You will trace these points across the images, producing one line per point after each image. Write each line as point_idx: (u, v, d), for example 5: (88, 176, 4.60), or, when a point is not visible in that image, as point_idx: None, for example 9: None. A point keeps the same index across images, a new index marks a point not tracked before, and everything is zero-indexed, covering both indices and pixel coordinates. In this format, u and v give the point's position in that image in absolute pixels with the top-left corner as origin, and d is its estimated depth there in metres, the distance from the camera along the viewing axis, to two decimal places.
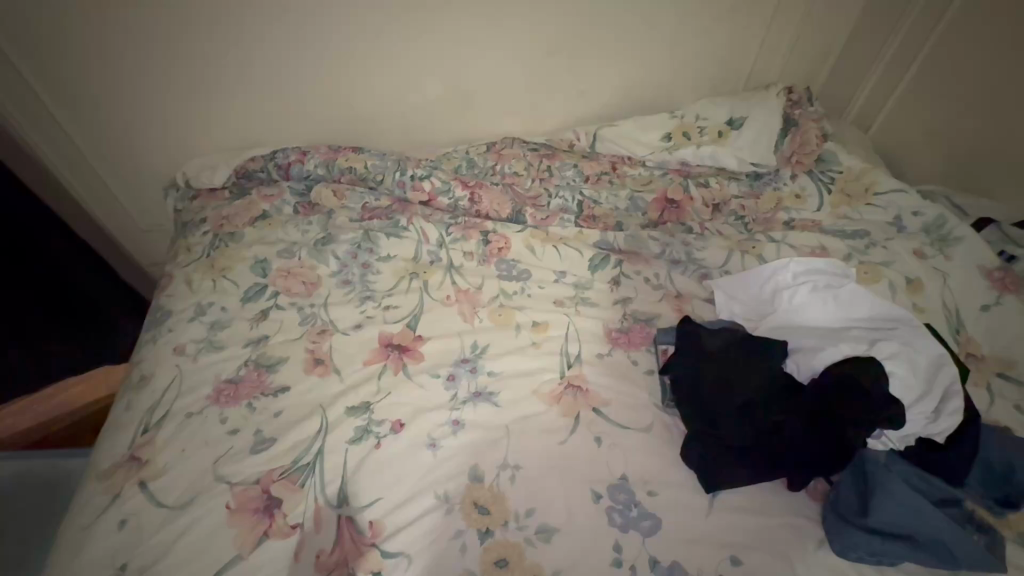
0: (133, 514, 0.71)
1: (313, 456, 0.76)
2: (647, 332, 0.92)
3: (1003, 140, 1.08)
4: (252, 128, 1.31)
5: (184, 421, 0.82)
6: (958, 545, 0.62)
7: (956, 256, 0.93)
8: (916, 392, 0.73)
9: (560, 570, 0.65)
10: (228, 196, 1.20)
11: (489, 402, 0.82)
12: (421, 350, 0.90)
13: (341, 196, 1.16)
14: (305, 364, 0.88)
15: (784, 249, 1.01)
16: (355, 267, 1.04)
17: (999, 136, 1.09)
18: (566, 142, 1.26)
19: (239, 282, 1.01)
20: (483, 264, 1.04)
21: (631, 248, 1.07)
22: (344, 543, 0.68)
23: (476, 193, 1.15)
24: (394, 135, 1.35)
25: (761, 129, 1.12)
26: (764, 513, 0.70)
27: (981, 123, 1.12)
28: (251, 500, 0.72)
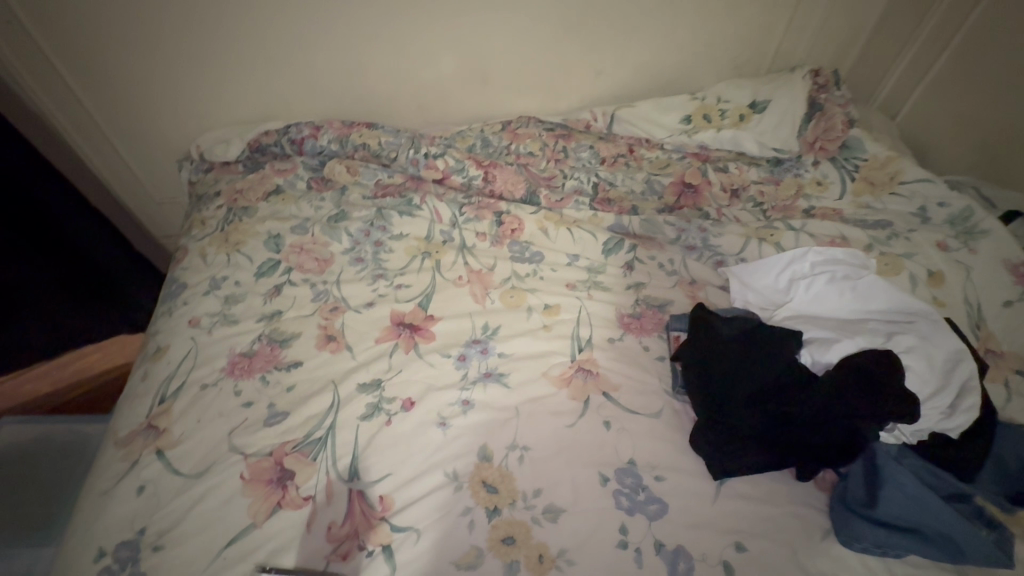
0: (151, 480, 0.74)
1: (324, 431, 0.77)
2: (659, 318, 0.91)
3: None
4: (265, 102, 1.30)
5: (200, 392, 0.83)
6: (968, 542, 0.61)
7: (981, 249, 0.90)
8: (932, 387, 0.72)
9: (565, 550, 0.66)
10: (242, 169, 1.20)
11: (499, 383, 0.82)
12: (432, 330, 0.90)
13: (354, 172, 1.15)
14: (318, 340, 0.89)
15: (803, 238, 0.98)
16: (368, 245, 1.04)
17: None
18: (582, 122, 1.23)
19: (253, 257, 1.01)
20: (495, 246, 1.03)
21: (645, 233, 1.06)
22: (355, 516, 0.69)
23: (490, 173, 1.14)
24: (409, 113, 1.34)
25: (784, 113, 1.09)
26: (770, 502, 0.70)
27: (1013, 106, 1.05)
28: (264, 471, 0.74)
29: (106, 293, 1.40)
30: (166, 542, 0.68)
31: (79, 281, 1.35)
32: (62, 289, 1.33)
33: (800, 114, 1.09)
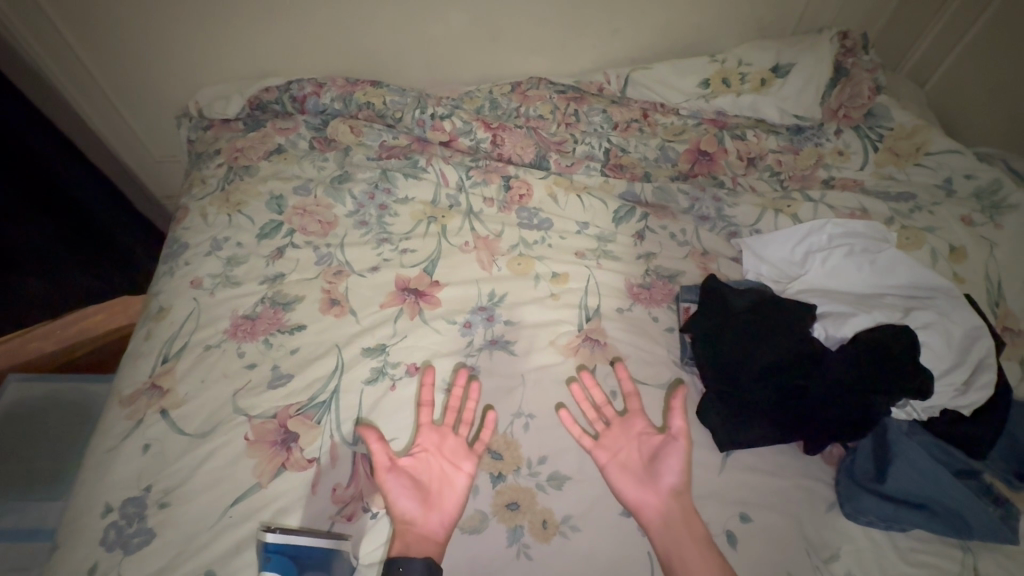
0: (156, 439, 0.74)
1: (328, 395, 0.78)
2: (669, 289, 0.89)
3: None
4: (263, 56, 1.24)
5: (203, 353, 0.82)
6: (973, 514, 0.62)
7: (1006, 225, 0.88)
8: (948, 363, 0.70)
9: (569, 517, 0.66)
10: (242, 127, 1.16)
11: (505, 350, 0.82)
12: (438, 296, 0.89)
13: (358, 132, 1.11)
14: (321, 304, 0.88)
15: (821, 210, 0.95)
16: (372, 209, 1.01)
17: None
18: (595, 86, 1.18)
19: (255, 218, 0.99)
20: (502, 212, 1.00)
21: (657, 201, 1.02)
22: (359, 478, 0.70)
23: (499, 135, 1.10)
24: (415, 71, 1.29)
25: (808, 79, 1.04)
26: (777, 474, 0.69)
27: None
28: (269, 433, 0.74)
29: (108, 256, 1.39)
30: (172, 499, 0.68)
31: (83, 243, 1.35)
32: (63, 248, 1.32)
33: (824, 82, 1.04)
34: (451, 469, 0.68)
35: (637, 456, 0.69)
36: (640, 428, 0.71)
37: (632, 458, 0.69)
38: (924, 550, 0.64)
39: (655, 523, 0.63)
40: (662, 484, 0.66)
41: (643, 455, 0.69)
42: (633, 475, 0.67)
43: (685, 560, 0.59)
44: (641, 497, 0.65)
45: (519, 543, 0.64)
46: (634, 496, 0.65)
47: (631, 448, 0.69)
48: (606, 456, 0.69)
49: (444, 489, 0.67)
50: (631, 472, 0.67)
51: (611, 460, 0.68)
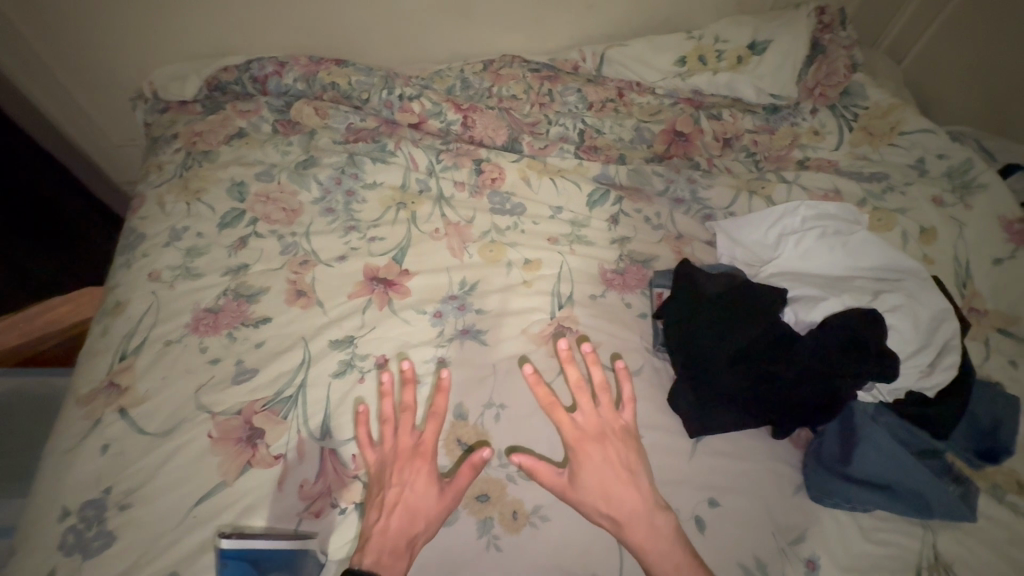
0: (115, 439, 0.71)
1: (295, 389, 0.76)
2: (643, 274, 0.88)
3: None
4: (220, 32, 1.18)
5: (163, 349, 0.80)
6: (934, 496, 0.63)
7: (975, 205, 0.88)
8: (914, 346, 0.70)
9: (540, 507, 0.66)
10: (200, 110, 1.10)
11: (476, 340, 0.80)
12: (407, 285, 0.87)
13: (323, 114, 1.07)
14: (287, 295, 0.86)
15: (795, 191, 0.94)
16: (339, 194, 0.98)
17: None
18: (570, 64, 1.15)
19: (215, 206, 0.95)
20: (474, 196, 0.98)
21: (632, 184, 1.00)
22: (327, 474, 0.69)
23: (469, 117, 1.06)
24: (383, 50, 1.24)
25: (785, 56, 1.01)
26: (746, 458, 0.70)
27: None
28: (233, 430, 0.73)
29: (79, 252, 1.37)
30: (133, 500, 0.67)
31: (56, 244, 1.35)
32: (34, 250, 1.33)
33: (801, 58, 1.01)
34: (413, 474, 0.63)
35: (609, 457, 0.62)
36: (605, 425, 0.64)
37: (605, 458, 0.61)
38: (887, 530, 0.65)
39: (641, 532, 0.58)
40: (641, 485, 0.61)
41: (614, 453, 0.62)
42: (611, 477, 0.60)
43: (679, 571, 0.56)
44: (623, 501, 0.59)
45: (489, 535, 0.64)
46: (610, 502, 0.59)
47: (602, 447, 0.62)
48: (576, 458, 0.61)
49: (411, 495, 0.62)
50: (608, 472, 0.61)
51: (585, 463, 0.61)
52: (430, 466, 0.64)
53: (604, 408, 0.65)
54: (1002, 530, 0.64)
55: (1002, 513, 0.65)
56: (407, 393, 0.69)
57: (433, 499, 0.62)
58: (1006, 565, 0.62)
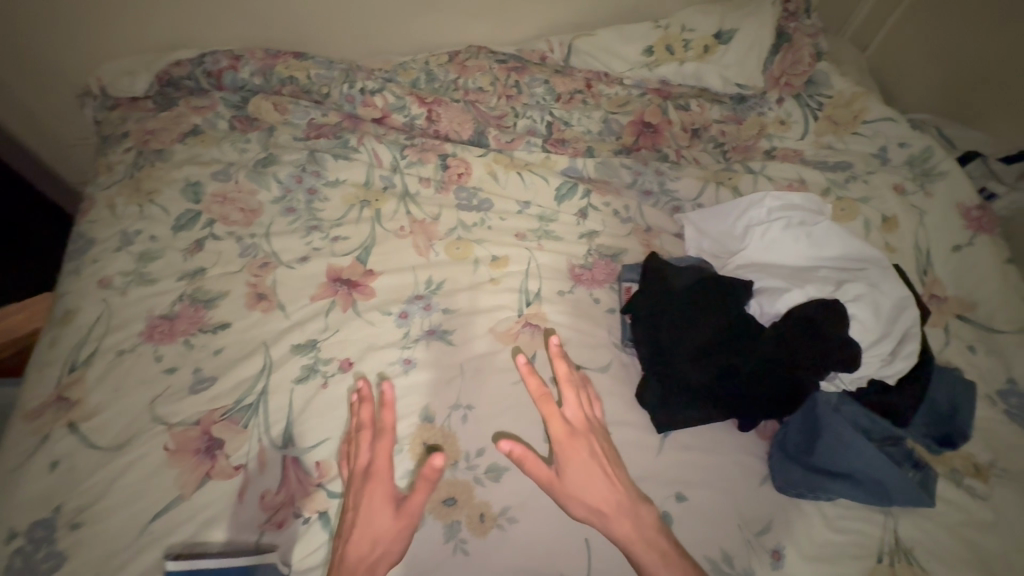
0: (66, 455, 0.69)
1: (255, 396, 0.74)
2: (612, 268, 0.87)
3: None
4: (170, 23, 1.12)
5: (116, 359, 0.77)
6: (893, 483, 0.64)
7: (936, 193, 0.89)
8: (875, 335, 0.71)
9: (507, 508, 0.65)
10: (152, 106, 1.06)
11: (442, 340, 0.79)
12: (372, 286, 0.85)
13: (282, 110, 1.03)
14: (247, 299, 0.83)
15: (761, 182, 0.94)
16: (301, 193, 0.95)
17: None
18: (537, 54, 1.12)
19: (169, 208, 0.91)
20: (440, 192, 0.96)
21: (601, 177, 0.99)
22: (290, 483, 0.67)
23: (434, 111, 1.03)
24: (345, 41, 1.20)
25: (751, 44, 1.01)
26: (713, 451, 0.70)
27: (1013, 34, 0.93)
28: (191, 441, 0.70)
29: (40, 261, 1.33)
30: (84, 519, 0.64)
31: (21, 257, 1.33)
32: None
33: (767, 46, 1.00)
34: (368, 496, 0.60)
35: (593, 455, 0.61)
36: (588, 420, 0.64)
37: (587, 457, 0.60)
38: (850, 517, 0.66)
39: (629, 528, 0.57)
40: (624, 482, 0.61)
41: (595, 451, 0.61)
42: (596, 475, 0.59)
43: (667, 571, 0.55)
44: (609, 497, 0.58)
45: (456, 539, 0.63)
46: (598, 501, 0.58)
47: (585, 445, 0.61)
48: (563, 455, 0.60)
49: (365, 520, 0.58)
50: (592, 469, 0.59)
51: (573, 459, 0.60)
52: (385, 487, 0.61)
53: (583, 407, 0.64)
54: (960, 513, 0.65)
55: (960, 497, 0.66)
56: (365, 411, 0.66)
57: (391, 520, 0.59)
58: (961, 547, 0.63)
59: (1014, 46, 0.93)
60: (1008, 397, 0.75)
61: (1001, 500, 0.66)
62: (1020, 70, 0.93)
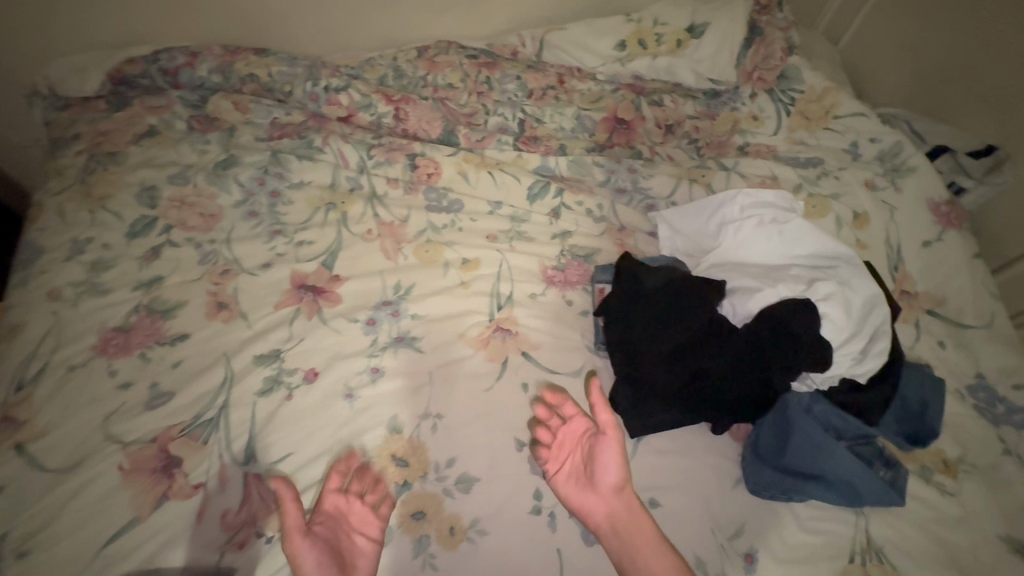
0: (12, 479, 0.65)
1: (216, 411, 0.71)
2: (585, 269, 0.86)
3: (1000, 49, 0.89)
4: (122, 18, 1.07)
5: (67, 375, 0.73)
6: (863, 484, 0.64)
7: (906, 188, 0.89)
8: (847, 333, 0.70)
9: (477, 520, 0.64)
10: (104, 106, 1.01)
11: (411, 347, 0.77)
12: (338, 292, 0.82)
13: (243, 109, 1.00)
14: (207, 308, 0.80)
15: (734, 179, 0.93)
16: (263, 196, 0.91)
17: (997, 41, 0.90)
18: (509, 49, 1.10)
19: (123, 214, 0.87)
20: (409, 193, 0.93)
21: (573, 175, 0.97)
22: (252, 501, 0.65)
23: (402, 109, 1.00)
24: (308, 35, 1.15)
25: (723, 38, 0.99)
26: (686, 455, 0.69)
27: (976, 27, 0.93)
28: (148, 460, 0.67)
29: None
30: (32, 546, 0.61)
31: None
32: None
33: (739, 40, 0.99)
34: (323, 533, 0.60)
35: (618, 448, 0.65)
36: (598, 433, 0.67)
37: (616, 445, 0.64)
38: (822, 518, 0.65)
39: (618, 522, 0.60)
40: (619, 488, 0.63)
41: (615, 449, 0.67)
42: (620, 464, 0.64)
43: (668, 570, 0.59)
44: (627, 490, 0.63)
45: (425, 554, 0.61)
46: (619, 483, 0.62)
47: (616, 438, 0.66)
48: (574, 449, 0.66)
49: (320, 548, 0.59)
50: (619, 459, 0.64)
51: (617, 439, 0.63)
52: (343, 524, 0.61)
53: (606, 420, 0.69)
54: (930, 511, 0.66)
55: (931, 494, 0.67)
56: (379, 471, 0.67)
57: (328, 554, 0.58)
58: (931, 544, 0.63)
59: (976, 39, 0.93)
60: (976, 392, 0.76)
61: (968, 495, 0.67)
62: (981, 59, 0.92)
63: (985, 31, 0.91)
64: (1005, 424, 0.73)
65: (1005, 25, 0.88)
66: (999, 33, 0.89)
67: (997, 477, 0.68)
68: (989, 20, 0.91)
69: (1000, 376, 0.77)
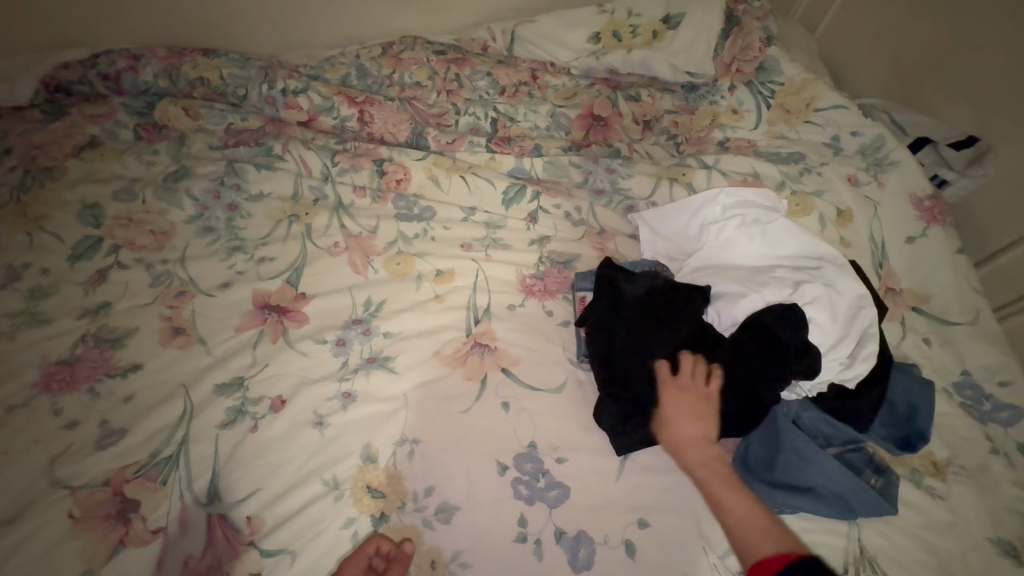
0: None
1: (174, 447, 0.66)
2: (564, 277, 0.82)
3: (976, 37, 0.88)
4: (50, 13, 1.00)
5: (5, 417, 0.67)
6: (855, 496, 0.62)
7: (889, 183, 0.87)
8: (834, 338, 0.68)
9: (460, 553, 0.60)
10: (40, 116, 0.94)
11: (384, 368, 0.72)
12: (304, 311, 0.77)
13: (194, 115, 0.94)
14: (161, 334, 0.74)
15: (715, 177, 0.89)
16: (220, 210, 0.85)
17: (978, 27, 0.87)
18: (478, 43, 1.06)
19: (65, 235, 0.81)
20: (377, 202, 0.88)
21: (550, 177, 0.93)
22: (217, 544, 0.60)
23: (366, 111, 0.95)
24: (261, 33, 1.08)
25: (698, 31, 0.97)
26: (676, 471, 0.66)
27: (957, 13, 0.90)
28: (99, 506, 0.61)
29: None
30: None
31: None
32: None
33: (716, 32, 0.96)
34: None
35: (698, 411, 0.63)
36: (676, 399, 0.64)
37: (689, 412, 0.63)
38: (815, 530, 0.63)
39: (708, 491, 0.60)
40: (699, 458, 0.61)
41: (711, 414, 0.63)
42: (690, 431, 0.62)
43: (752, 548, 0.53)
44: (704, 460, 0.61)
45: None
46: (680, 451, 0.62)
47: (702, 408, 0.63)
48: None
49: None
50: (696, 427, 0.62)
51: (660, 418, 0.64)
52: None
53: (711, 384, 0.65)
54: (921, 516, 0.64)
55: (921, 499, 0.65)
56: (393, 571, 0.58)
57: None
58: (923, 552, 0.62)
59: (957, 26, 0.90)
60: (962, 389, 0.75)
61: (958, 498, 0.66)
62: (959, 47, 0.90)
63: (966, 17, 0.89)
64: (991, 422, 0.72)
65: (987, 11, 0.86)
66: (980, 19, 0.87)
67: (986, 479, 0.67)
68: (971, 6, 0.88)
69: (986, 372, 0.76)
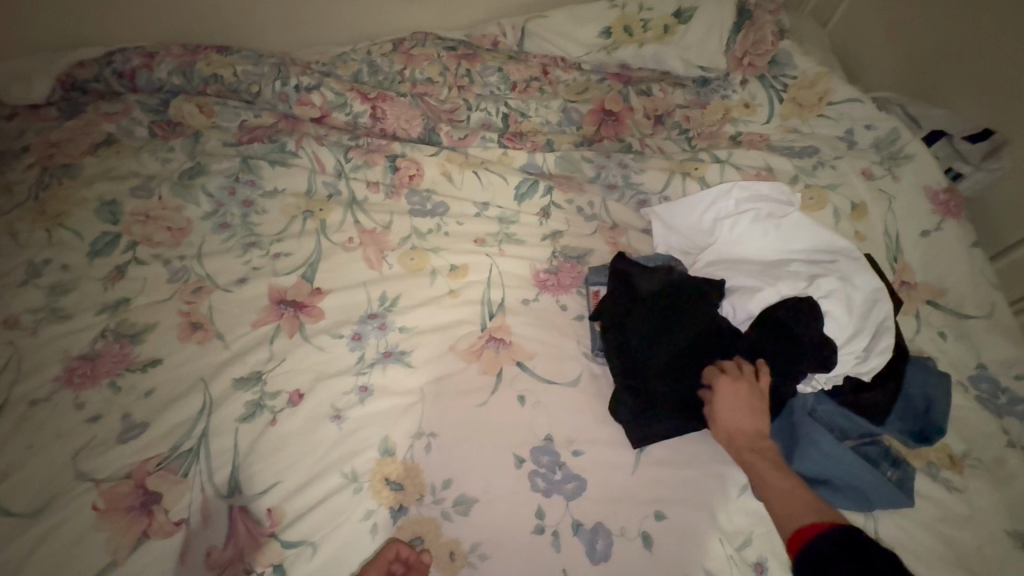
0: None
1: (195, 440, 0.66)
2: (578, 272, 0.82)
3: (991, 29, 0.87)
4: (64, 12, 1.01)
5: (28, 412, 0.68)
6: (873, 490, 0.62)
7: (903, 176, 0.87)
8: (850, 331, 0.68)
9: (478, 545, 0.61)
10: (56, 114, 0.95)
11: (400, 362, 0.73)
12: (320, 306, 0.77)
13: (209, 112, 0.95)
14: (180, 330, 0.75)
15: (728, 171, 0.89)
16: (234, 207, 0.86)
17: (993, 20, 0.87)
18: (489, 39, 1.06)
19: (83, 232, 0.82)
20: (391, 197, 0.89)
21: (562, 172, 0.93)
22: (238, 537, 0.61)
23: (379, 107, 0.95)
24: (272, 30, 1.09)
25: (710, 25, 0.96)
26: (691, 464, 0.66)
27: (971, 6, 0.90)
28: (122, 498, 0.62)
29: None
30: None
31: None
32: None
33: (728, 24, 0.96)
34: None
35: (752, 406, 0.62)
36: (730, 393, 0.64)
37: (742, 403, 0.63)
38: None
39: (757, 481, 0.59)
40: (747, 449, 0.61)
41: (766, 409, 0.63)
42: (745, 423, 0.62)
43: (804, 525, 0.52)
44: (756, 450, 0.60)
45: None
46: (733, 440, 0.62)
47: (755, 401, 0.62)
48: None
49: None
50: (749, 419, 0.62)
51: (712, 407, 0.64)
52: None
53: (761, 378, 0.64)
54: (938, 509, 0.64)
55: (938, 492, 0.65)
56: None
57: None
58: (940, 545, 0.62)
59: (973, 18, 0.90)
60: (978, 383, 0.75)
61: (975, 491, 0.66)
62: (974, 39, 0.90)
63: (981, 9, 0.89)
64: (1008, 416, 0.72)
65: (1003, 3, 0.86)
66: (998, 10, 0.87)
67: (1004, 472, 0.67)
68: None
69: (1002, 366, 0.76)
